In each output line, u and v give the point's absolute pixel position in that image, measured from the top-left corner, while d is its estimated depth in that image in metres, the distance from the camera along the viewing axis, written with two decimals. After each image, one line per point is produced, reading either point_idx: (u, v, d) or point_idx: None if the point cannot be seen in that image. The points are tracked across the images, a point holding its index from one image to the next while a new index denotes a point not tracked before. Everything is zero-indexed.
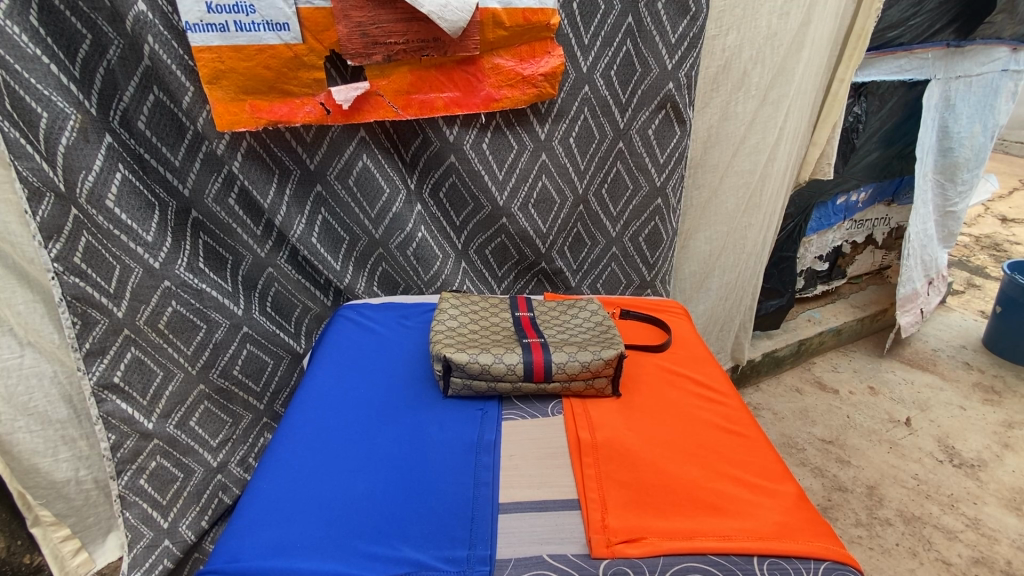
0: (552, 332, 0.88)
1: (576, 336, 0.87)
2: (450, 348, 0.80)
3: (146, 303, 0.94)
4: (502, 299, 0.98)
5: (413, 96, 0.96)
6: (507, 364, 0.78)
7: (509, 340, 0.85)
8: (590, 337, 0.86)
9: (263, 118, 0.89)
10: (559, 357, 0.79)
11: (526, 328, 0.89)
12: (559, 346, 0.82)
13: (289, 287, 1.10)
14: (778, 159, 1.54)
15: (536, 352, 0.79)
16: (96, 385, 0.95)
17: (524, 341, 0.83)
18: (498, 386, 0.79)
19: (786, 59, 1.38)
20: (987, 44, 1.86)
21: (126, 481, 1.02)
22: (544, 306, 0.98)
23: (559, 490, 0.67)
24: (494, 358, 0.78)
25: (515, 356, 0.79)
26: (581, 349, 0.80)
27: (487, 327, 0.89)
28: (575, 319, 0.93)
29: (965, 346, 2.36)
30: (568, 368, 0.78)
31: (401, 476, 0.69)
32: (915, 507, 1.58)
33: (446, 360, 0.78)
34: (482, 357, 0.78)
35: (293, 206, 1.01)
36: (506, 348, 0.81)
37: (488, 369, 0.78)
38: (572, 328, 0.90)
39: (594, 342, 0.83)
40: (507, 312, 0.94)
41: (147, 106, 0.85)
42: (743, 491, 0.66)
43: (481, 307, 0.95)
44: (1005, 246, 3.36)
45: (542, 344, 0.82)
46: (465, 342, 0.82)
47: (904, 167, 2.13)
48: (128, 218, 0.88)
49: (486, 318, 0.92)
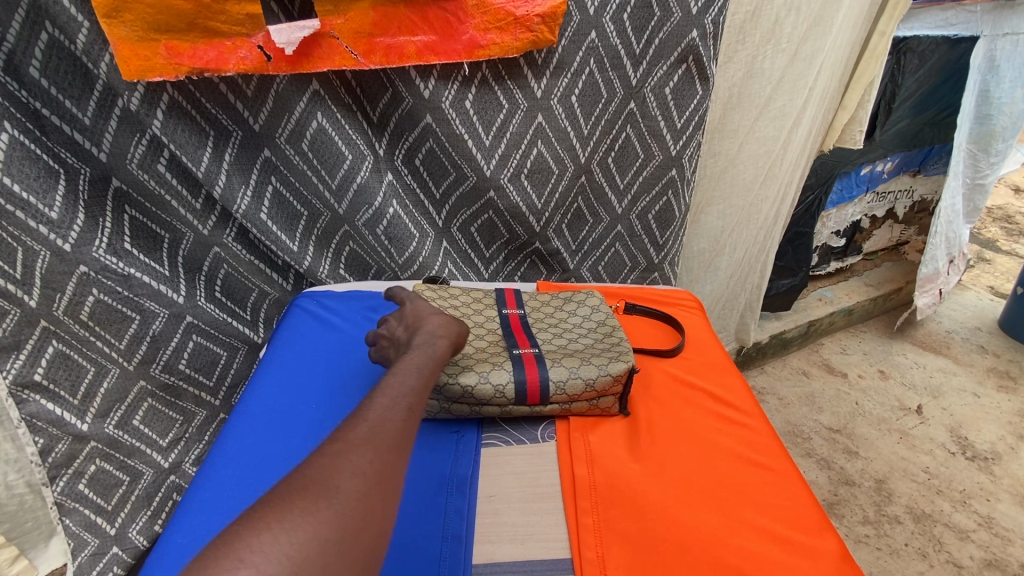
0: (551, 337, 0.74)
1: (580, 343, 0.73)
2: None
3: (61, 291, 0.78)
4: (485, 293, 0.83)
5: (378, 40, 0.77)
6: (495, 386, 0.65)
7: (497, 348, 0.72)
8: (591, 346, 0.72)
9: (184, 66, 0.69)
10: (558, 375, 0.66)
11: (516, 332, 0.75)
12: (558, 360, 0.69)
13: (241, 269, 0.95)
14: (805, 124, 1.36)
15: (530, 371, 0.66)
16: (13, 384, 0.79)
17: (515, 353, 0.70)
18: (481, 408, 0.67)
19: (824, 6, 1.18)
20: None
21: (61, 488, 0.89)
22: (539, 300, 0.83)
23: (545, 547, 0.54)
24: (479, 379, 0.65)
25: (504, 375, 0.65)
26: (583, 364, 0.67)
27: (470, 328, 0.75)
28: (576, 318, 0.78)
29: (980, 328, 2.25)
30: (569, 390, 0.66)
31: None
32: (926, 504, 1.50)
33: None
34: (462, 376, 0.65)
35: (236, 175, 0.84)
36: (492, 363, 0.68)
37: (471, 392, 0.64)
38: (571, 332, 0.76)
39: (601, 353, 0.70)
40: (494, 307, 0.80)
41: (40, 47, 0.67)
42: (774, 549, 0.54)
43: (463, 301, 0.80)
44: (1019, 218, 3.21)
45: (535, 356, 0.69)
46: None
47: (936, 134, 1.95)
48: (24, 191, 0.71)
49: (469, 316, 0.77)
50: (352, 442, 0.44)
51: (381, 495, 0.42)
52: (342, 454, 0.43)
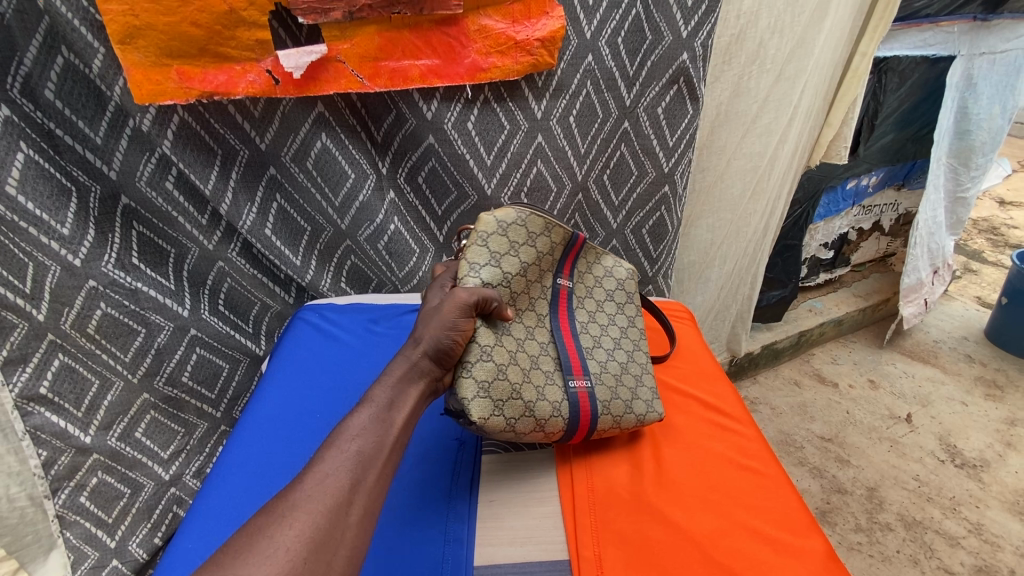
0: (594, 351, 0.73)
1: (617, 362, 0.74)
2: (486, 408, 0.60)
3: (70, 305, 0.80)
4: (550, 261, 0.74)
5: (383, 63, 0.80)
6: (550, 430, 0.64)
7: (553, 372, 0.67)
8: (620, 367, 0.74)
9: (195, 89, 0.72)
10: (604, 426, 0.67)
11: (565, 335, 0.71)
12: (606, 401, 0.68)
13: (244, 282, 0.97)
14: (791, 140, 1.41)
15: (583, 422, 0.65)
16: (19, 397, 0.80)
17: (573, 391, 0.66)
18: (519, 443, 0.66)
19: (806, 29, 1.23)
20: (1015, 18, 1.74)
21: (63, 500, 0.88)
22: (587, 289, 0.78)
23: (543, 549, 0.57)
24: (538, 425, 0.63)
25: (558, 424, 0.64)
26: (625, 410, 0.69)
27: (524, 332, 0.68)
28: (613, 330, 0.78)
29: (967, 338, 2.29)
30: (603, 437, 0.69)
31: None
32: (916, 511, 1.52)
33: (483, 423, 0.60)
34: (521, 424, 0.62)
35: (241, 193, 0.87)
36: (550, 403, 0.64)
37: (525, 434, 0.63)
38: (605, 340, 0.76)
39: (633, 383, 0.73)
40: (545, 293, 0.73)
41: (55, 70, 0.70)
42: (763, 550, 0.56)
43: (525, 287, 0.70)
44: (1005, 230, 3.28)
45: (591, 401, 0.66)
46: (502, 388, 0.61)
47: (919, 149, 2.01)
48: (37, 208, 0.73)
49: (523, 305, 0.69)
50: (295, 506, 0.46)
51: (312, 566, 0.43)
52: (267, 531, 0.44)
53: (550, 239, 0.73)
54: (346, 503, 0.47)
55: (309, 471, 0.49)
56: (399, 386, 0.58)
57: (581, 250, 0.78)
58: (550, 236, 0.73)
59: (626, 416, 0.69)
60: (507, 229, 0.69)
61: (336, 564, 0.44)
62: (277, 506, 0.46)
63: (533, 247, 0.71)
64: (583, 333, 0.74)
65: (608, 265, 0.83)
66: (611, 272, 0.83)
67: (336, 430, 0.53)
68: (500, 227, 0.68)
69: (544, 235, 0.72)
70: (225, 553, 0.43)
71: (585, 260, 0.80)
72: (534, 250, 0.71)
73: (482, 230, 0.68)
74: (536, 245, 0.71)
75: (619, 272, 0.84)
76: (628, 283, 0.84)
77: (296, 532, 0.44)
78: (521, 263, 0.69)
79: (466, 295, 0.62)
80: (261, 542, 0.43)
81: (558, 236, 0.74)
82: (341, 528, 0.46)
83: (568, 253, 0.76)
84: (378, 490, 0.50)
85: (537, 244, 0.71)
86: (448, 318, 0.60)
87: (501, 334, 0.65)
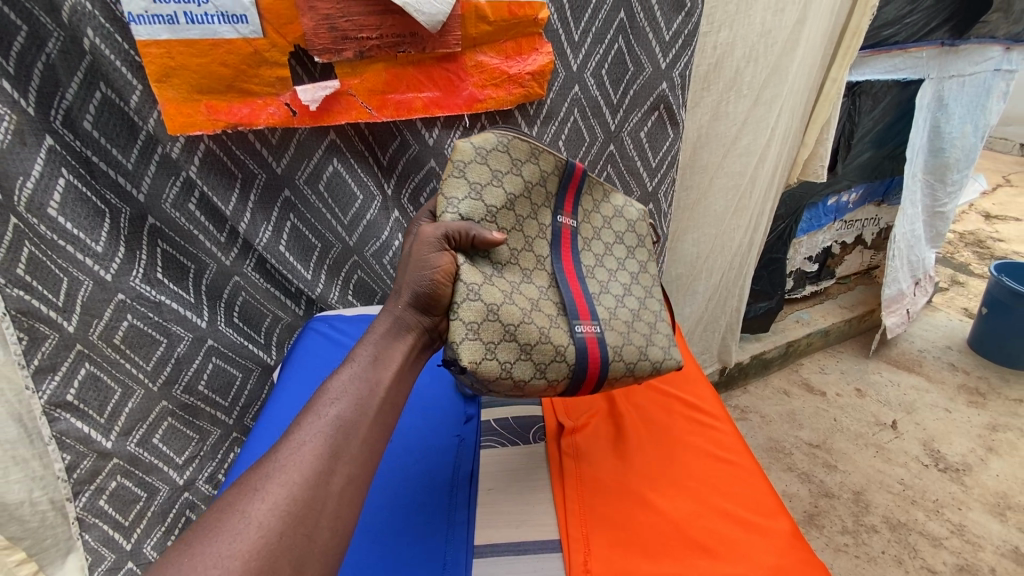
0: (604, 297, 0.75)
1: (630, 307, 0.76)
2: (477, 351, 0.61)
3: (99, 317, 0.86)
4: (546, 194, 0.75)
5: (389, 96, 0.89)
6: (548, 380, 0.66)
7: (557, 316, 0.68)
8: (631, 312, 0.76)
9: (222, 121, 0.80)
10: (616, 372, 0.71)
11: (571, 278, 0.73)
12: (617, 344, 0.71)
13: (258, 296, 1.04)
14: (769, 160, 1.50)
15: (593, 365, 0.68)
16: (46, 403, 0.85)
17: (579, 335, 0.68)
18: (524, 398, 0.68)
19: (779, 58, 1.33)
20: (980, 44, 1.85)
21: (83, 503, 0.92)
22: (593, 229, 0.79)
23: (538, 529, 0.63)
24: (536, 373, 0.65)
25: (563, 369, 0.66)
26: (638, 359, 0.73)
27: (522, 276, 0.69)
28: (623, 275, 0.80)
29: (950, 347, 2.37)
30: (617, 383, 0.73)
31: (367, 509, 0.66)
32: (901, 514, 1.58)
33: (480, 369, 0.61)
34: (519, 367, 0.63)
35: (258, 214, 0.94)
36: (553, 346, 0.66)
37: (525, 385, 0.64)
38: (615, 286, 0.77)
39: (647, 331, 0.77)
40: (544, 231, 0.74)
41: (94, 104, 0.76)
42: (735, 529, 0.62)
43: (517, 223, 0.71)
44: (989, 243, 3.38)
45: (599, 346, 0.68)
46: (494, 330, 0.62)
47: (895, 166, 2.11)
48: (75, 228, 0.80)
49: (517, 242, 0.70)
50: (270, 478, 0.48)
51: (291, 535, 0.45)
52: (246, 502, 0.46)
53: (536, 166, 0.73)
54: (327, 472, 0.49)
55: (286, 441, 0.51)
56: (382, 350, 0.60)
57: (582, 182, 0.78)
58: (536, 163, 0.73)
59: (640, 363, 0.73)
60: (486, 157, 0.69)
61: (320, 533, 0.47)
62: (253, 478, 0.48)
63: (517, 176, 0.71)
64: (590, 278, 0.75)
65: (618, 203, 0.84)
66: (621, 211, 0.83)
67: (318, 392, 0.55)
68: (478, 154, 0.68)
69: (528, 162, 0.72)
70: (201, 525, 0.45)
71: (587, 192, 0.80)
72: (519, 180, 0.71)
73: (460, 159, 0.68)
74: (521, 174, 0.71)
75: (632, 211, 0.85)
76: (640, 223, 0.85)
77: (270, 504, 0.46)
78: (505, 193, 0.69)
79: (435, 228, 0.63)
80: (235, 515, 0.45)
81: (548, 164, 0.74)
82: (319, 499, 0.48)
83: (567, 186, 0.77)
84: (358, 458, 0.52)
85: (522, 172, 0.71)
86: (429, 256, 0.62)
87: (490, 275, 0.65)
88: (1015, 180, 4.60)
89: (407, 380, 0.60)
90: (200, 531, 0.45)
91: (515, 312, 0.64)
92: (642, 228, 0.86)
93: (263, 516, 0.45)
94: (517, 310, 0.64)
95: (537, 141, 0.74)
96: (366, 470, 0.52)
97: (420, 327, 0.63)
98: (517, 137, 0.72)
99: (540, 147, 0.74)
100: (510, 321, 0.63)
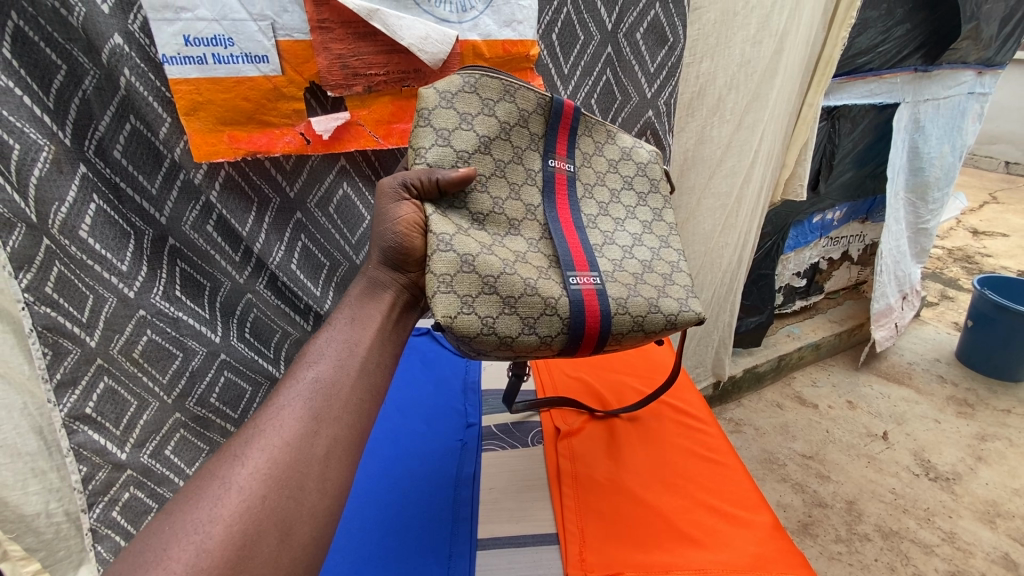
0: (608, 249, 0.74)
1: (639, 258, 0.76)
2: (453, 304, 0.62)
3: (121, 333, 0.88)
4: (534, 136, 0.74)
5: (395, 125, 0.98)
6: (540, 336, 0.65)
7: (548, 269, 0.68)
8: (642, 263, 0.76)
9: (242, 149, 0.88)
10: (621, 327, 0.69)
11: (568, 226, 0.73)
12: (620, 296, 0.70)
13: (268, 312, 1.07)
14: (754, 180, 1.58)
15: (590, 318, 0.67)
16: (66, 416, 0.85)
17: (573, 287, 0.68)
18: (516, 358, 0.69)
19: (759, 85, 1.41)
20: (952, 69, 1.95)
21: (97, 515, 0.91)
22: (596, 174, 0.79)
23: (537, 525, 0.69)
24: (524, 329, 0.65)
25: (555, 324, 0.66)
26: (647, 311, 0.72)
27: (508, 229, 0.70)
28: (633, 224, 0.79)
29: (939, 359, 2.42)
30: (624, 339, 0.71)
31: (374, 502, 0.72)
32: (893, 522, 1.61)
33: (458, 322, 0.62)
34: (503, 321, 0.64)
35: (273, 234, 1.01)
36: (540, 298, 0.65)
37: (514, 342, 0.64)
38: (625, 235, 0.77)
39: (660, 282, 0.75)
40: (534, 177, 0.74)
41: (124, 134, 0.82)
42: (719, 521, 0.67)
43: (498, 169, 0.71)
44: (977, 259, 3.46)
45: (597, 298, 0.68)
46: (471, 283, 0.63)
47: (876, 185, 2.20)
48: (103, 248, 0.83)
49: (501, 190, 0.71)
50: (251, 444, 0.52)
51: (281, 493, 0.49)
52: (236, 467, 0.50)
53: (512, 104, 0.72)
54: (312, 435, 0.54)
55: (266, 411, 0.55)
56: (357, 317, 0.66)
57: (574, 123, 0.77)
58: (512, 101, 0.72)
59: (650, 317, 0.72)
60: (452, 100, 0.69)
61: (310, 493, 0.51)
62: (234, 446, 0.53)
63: (490, 116, 0.71)
64: (591, 228, 0.75)
65: (626, 145, 0.83)
66: (630, 153, 0.82)
67: (300, 357, 0.61)
68: (443, 99, 0.69)
69: (502, 100, 0.72)
70: (185, 493, 0.49)
71: (583, 133, 0.79)
72: (492, 121, 0.71)
73: (425, 106, 0.68)
74: (495, 114, 0.71)
75: (643, 154, 0.84)
76: (652, 166, 0.84)
77: (251, 468, 0.50)
78: (477, 136, 0.70)
79: (394, 180, 0.66)
80: (219, 480, 0.49)
81: (527, 102, 0.73)
82: (300, 461, 0.52)
83: (555, 127, 0.76)
84: (336, 421, 0.56)
85: (495, 111, 0.71)
86: (395, 210, 0.66)
87: (466, 230, 0.66)
88: (999, 197, 4.71)
89: (389, 341, 0.66)
90: (184, 498, 0.48)
91: (494, 264, 0.64)
92: (655, 171, 0.84)
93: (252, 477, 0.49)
94: (496, 262, 0.64)
95: (511, 78, 0.72)
96: (346, 432, 0.56)
97: (396, 285, 0.69)
98: (486, 74, 0.71)
99: (516, 81, 0.73)
100: (488, 273, 0.63)
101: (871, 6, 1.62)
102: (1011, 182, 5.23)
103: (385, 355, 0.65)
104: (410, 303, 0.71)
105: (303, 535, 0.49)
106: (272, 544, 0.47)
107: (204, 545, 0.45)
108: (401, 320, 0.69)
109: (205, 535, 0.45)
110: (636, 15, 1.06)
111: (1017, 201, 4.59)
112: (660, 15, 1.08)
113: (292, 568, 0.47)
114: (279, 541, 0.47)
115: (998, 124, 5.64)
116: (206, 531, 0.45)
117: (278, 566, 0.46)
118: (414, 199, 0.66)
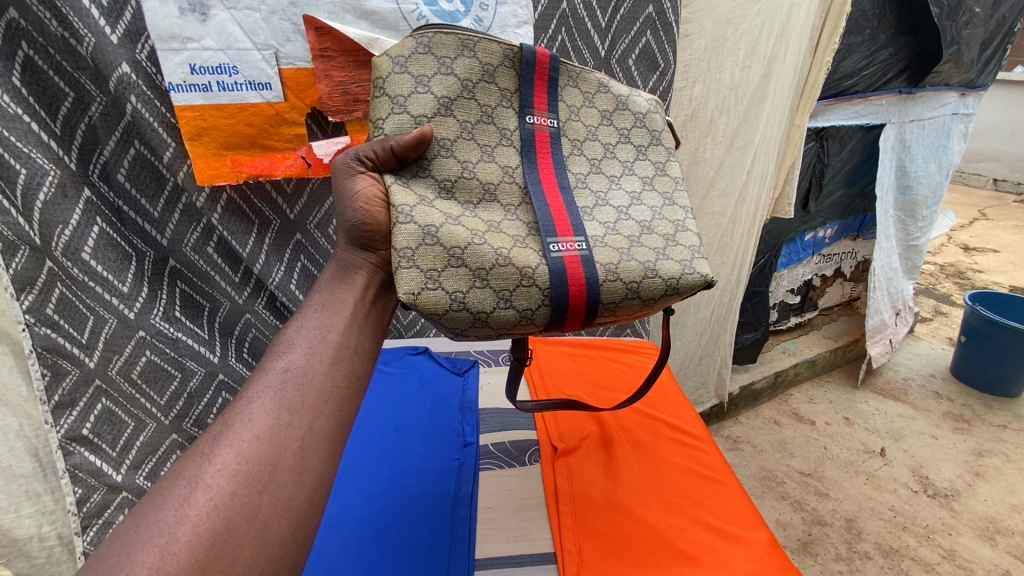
0: (600, 211, 0.67)
1: (637, 218, 0.68)
2: (416, 280, 0.57)
3: (119, 353, 0.88)
4: (511, 95, 0.67)
5: None
6: (519, 310, 0.60)
7: (526, 238, 0.62)
8: (642, 224, 0.68)
9: (244, 172, 0.90)
10: (612, 295, 0.62)
11: (552, 196, 0.66)
12: (609, 262, 0.63)
13: (267, 332, 1.08)
14: (747, 200, 1.60)
15: (575, 289, 0.61)
16: (62, 437, 0.84)
17: (555, 255, 0.61)
18: (501, 337, 0.63)
19: (749, 108, 1.44)
20: (936, 90, 2.01)
21: (91, 537, 0.90)
22: (586, 128, 0.71)
23: (535, 544, 0.69)
24: (501, 301, 0.59)
25: (535, 295, 0.60)
26: (642, 277, 0.64)
27: (482, 196, 0.63)
28: (631, 181, 0.71)
29: (934, 375, 2.44)
30: (619, 310, 0.64)
31: (367, 522, 0.71)
32: (892, 540, 1.60)
33: (422, 296, 0.57)
34: (474, 295, 0.58)
35: (272, 255, 1.02)
36: (517, 269, 0.59)
37: (489, 317, 0.59)
38: (620, 201, 0.69)
39: (662, 245, 0.67)
40: (510, 138, 0.67)
41: (128, 158, 0.83)
42: (717, 539, 0.68)
43: (466, 132, 0.64)
44: (969, 274, 3.51)
45: (583, 267, 0.61)
46: (436, 256, 0.58)
47: (866, 203, 2.24)
48: (105, 270, 0.83)
49: (470, 153, 0.64)
50: (220, 442, 0.47)
51: (251, 488, 0.44)
52: (204, 466, 0.45)
53: (473, 58, 0.65)
54: (285, 423, 0.49)
55: (234, 405, 0.50)
56: (329, 303, 0.60)
57: (552, 72, 0.69)
58: (473, 55, 0.65)
59: (646, 282, 0.63)
60: (406, 65, 0.63)
61: (288, 486, 0.46)
62: (203, 445, 0.48)
63: (449, 75, 0.64)
64: (580, 189, 0.68)
65: (622, 94, 0.74)
66: (626, 101, 0.74)
67: (272, 348, 0.56)
68: (397, 65, 0.63)
69: (461, 56, 0.65)
70: (149, 498, 0.44)
71: (566, 83, 0.71)
72: (452, 80, 0.64)
73: (379, 77, 0.64)
74: (454, 72, 0.64)
75: (641, 102, 0.75)
76: (653, 116, 0.75)
77: (219, 465, 0.45)
78: (436, 98, 0.63)
79: (350, 160, 0.62)
80: (185, 480, 0.45)
81: (491, 55, 0.66)
82: (274, 454, 0.47)
83: (530, 79, 0.68)
84: (313, 410, 0.51)
85: (454, 69, 0.64)
86: (352, 185, 0.62)
87: (431, 199, 0.61)
88: (989, 213, 4.79)
89: (367, 325, 0.61)
90: (147, 501, 0.44)
91: (460, 235, 0.59)
92: (657, 121, 0.75)
93: (221, 477, 0.45)
94: (464, 233, 0.59)
95: (469, 31, 0.65)
96: (326, 421, 0.51)
97: (369, 266, 0.64)
98: (440, 31, 0.64)
99: (479, 37, 0.65)
100: (454, 245, 0.58)
101: (856, 32, 1.67)
102: (999, 199, 5.32)
103: (367, 337, 0.60)
104: (386, 284, 0.65)
105: (280, 533, 0.44)
106: (248, 542, 0.42)
107: (170, 548, 0.40)
108: (378, 301, 0.64)
109: (169, 538, 0.41)
110: (628, 42, 1.10)
111: (1007, 218, 4.65)
112: (651, 42, 1.13)
113: (270, 570, 0.43)
114: (256, 540, 0.43)
115: (985, 142, 5.76)
116: (171, 533, 0.41)
117: (254, 567, 0.42)
118: (372, 170, 0.62)
